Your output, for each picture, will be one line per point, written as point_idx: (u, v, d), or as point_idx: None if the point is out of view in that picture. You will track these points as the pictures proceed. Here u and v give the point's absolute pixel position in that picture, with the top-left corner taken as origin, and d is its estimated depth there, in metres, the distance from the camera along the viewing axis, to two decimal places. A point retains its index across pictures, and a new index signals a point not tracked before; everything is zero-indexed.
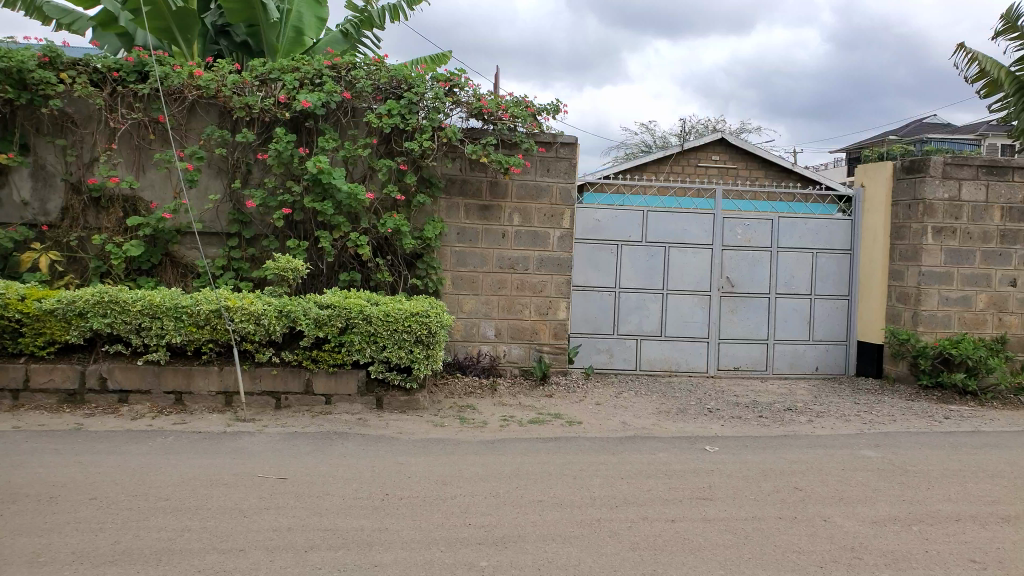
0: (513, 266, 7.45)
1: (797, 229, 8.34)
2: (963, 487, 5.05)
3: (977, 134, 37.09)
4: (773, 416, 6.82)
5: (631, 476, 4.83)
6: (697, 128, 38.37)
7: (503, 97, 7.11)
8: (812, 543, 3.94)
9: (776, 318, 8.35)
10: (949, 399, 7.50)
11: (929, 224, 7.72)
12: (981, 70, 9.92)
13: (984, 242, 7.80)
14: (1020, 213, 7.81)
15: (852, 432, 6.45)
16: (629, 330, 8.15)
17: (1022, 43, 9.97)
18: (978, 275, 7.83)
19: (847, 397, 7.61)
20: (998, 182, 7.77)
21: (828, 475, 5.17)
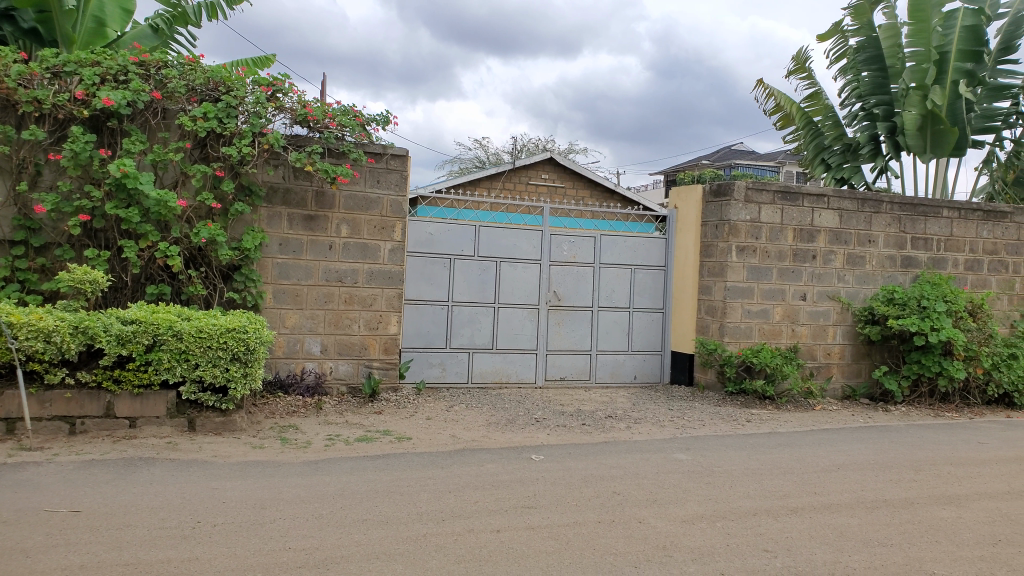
0: (341, 279, 7.28)
1: (617, 246, 8.80)
2: (760, 484, 5.52)
3: (777, 162, 40.93)
4: (595, 424, 7.11)
5: (458, 489, 4.84)
6: (528, 147, 39.51)
7: (330, 105, 6.97)
8: (628, 544, 4.13)
9: (599, 330, 8.74)
10: (751, 403, 8.18)
11: (734, 243, 8.38)
12: (775, 105, 10.98)
13: (781, 260, 8.58)
14: (810, 234, 8.68)
15: (666, 437, 6.86)
16: (461, 343, 8.19)
17: (809, 82, 11.15)
18: (775, 290, 8.59)
19: (663, 404, 8.09)
20: (790, 207, 8.58)
21: (644, 479, 5.46)
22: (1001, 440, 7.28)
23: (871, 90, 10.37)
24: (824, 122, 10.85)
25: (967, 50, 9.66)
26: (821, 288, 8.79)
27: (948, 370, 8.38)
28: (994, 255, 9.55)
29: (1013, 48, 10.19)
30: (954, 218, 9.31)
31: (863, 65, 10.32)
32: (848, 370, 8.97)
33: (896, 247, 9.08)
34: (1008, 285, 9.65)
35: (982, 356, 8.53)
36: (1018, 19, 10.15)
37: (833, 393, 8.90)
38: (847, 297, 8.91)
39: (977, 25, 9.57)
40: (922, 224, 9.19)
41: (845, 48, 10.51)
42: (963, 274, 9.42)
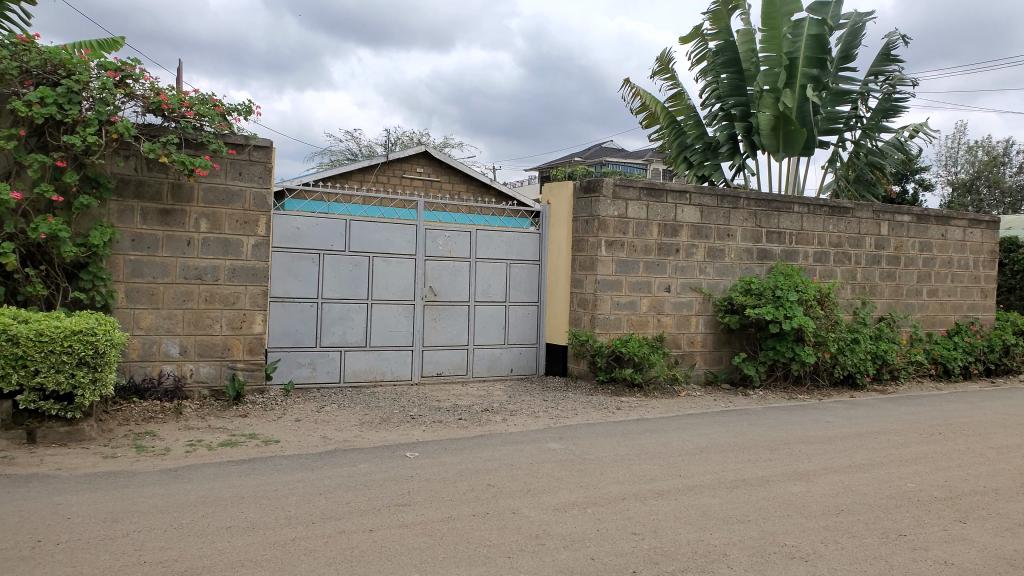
0: (201, 277, 6.93)
1: (492, 241, 8.88)
2: (629, 469, 5.72)
3: (645, 159, 42.48)
4: (470, 418, 7.13)
5: (329, 491, 4.73)
6: (403, 141, 39.08)
7: (186, 94, 6.61)
8: (501, 535, 4.17)
9: (474, 324, 8.77)
10: (621, 391, 8.46)
11: (603, 238, 8.62)
12: (641, 104, 11.38)
13: (647, 254, 8.90)
14: (673, 229, 9.06)
15: (540, 428, 6.97)
16: (333, 341, 8.00)
17: (673, 83, 11.64)
18: (642, 283, 8.91)
19: (537, 396, 8.23)
20: (655, 203, 8.91)
21: (518, 470, 5.53)
22: (844, 419, 7.90)
23: (729, 92, 10.95)
24: (687, 122, 11.36)
25: (813, 57, 10.39)
26: (685, 280, 9.21)
27: (800, 355, 9.01)
28: (838, 247, 10.33)
29: (852, 56, 11.03)
30: (803, 214, 10.00)
31: (722, 68, 10.87)
32: (711, 357, 9.44)
33: (753, 240, 9.65)
34: (850, 275, 10.47)
35: (829, 341, 9.24)
36: (856, 30, 11.02)
37: (697, 379, 9.35)
38: (709, 288, 9.38)
39: (821, 34, 10.34)
40: (776, 219, 9.80)
41: (705, 52, 11.05)
42: (812, 266, 10.14)
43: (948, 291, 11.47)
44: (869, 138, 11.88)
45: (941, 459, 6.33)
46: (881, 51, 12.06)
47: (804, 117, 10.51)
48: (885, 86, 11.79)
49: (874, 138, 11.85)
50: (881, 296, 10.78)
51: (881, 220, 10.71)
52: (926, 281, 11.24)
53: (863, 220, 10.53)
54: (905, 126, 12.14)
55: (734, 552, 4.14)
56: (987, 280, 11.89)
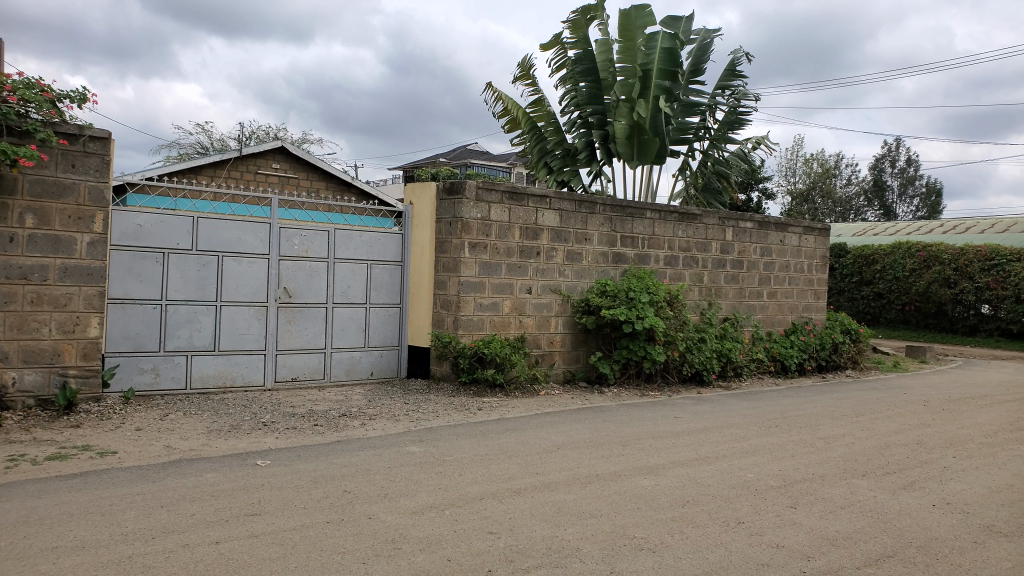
0: (26, 276, 6.38)
1: (352, 241, 8.72)
2: (486, 469, 5.79)
3: (508, 162, 43.09)
4: (327, 424, 6.96)
5: (173, 503, 4.48)
6: (259, 134, 37.58)
7: (9, 77, 6.06)
8: (356, 541, 4.11)
9: (333, 327, 8.57)
10: (483, 392, 8.54)
11: (466, 240, 8.66)
12: (503, 109, 11.54)
13: (509, 256, 9.03)
14: (534, 232, 9.26)
15: (400, 431, 6.91)
16: (177, 345, 7.57)
17: (533, 89, 11.89)
18: (504, 284, 9.02)
19: (398, 398, 8.16)
20: (517, 206, 9.06)
21: (375, 474, 5.47)
22: (691, 414, 8.37)
23: (587, 100, 11.31)
24: (548, 127, 11.64)
25: (665, 69, 10.95)
26: (545, 282, 9.42)
27: (651, 354, 9.44)
28: (687, 252, 10.93)
29: (701, 71, 11.69)
30: (655, 219, 10.50)
31: (581, 76, 11.21)
32: (569, 356, 9.71)
33: (608, 244, 10.02)
34: (698, 277, 11.10)
35: (678, 340, 9.76)
36: (703, 46, 11.71)
37: (556, 378, 9.59)
38: (567, 290, 9.65)
39: (673, 48, 10.92)
40: (630, 224, 10.24)
41: (565, 60, 11.37)
42: (663, 269, 10.66)
43: (785, 293, 12.39)
44: (715, 149, 12.64)
45: (777, 450, 6.84)
46: (726, 67, 12.88)
47: (657, 127, 11.03)
48: (730, 100, 12.59)
49: (720, 149, 12.62)
50: (726, 298, 11.50)
51: (726, 226, 11.43)
52: (766, 284, 12.09)
53: (710, 226, 11.19)
54: (748, 139, 13.02)
55: (587, 546, 4.29)
56: (819, 283, 12.95)
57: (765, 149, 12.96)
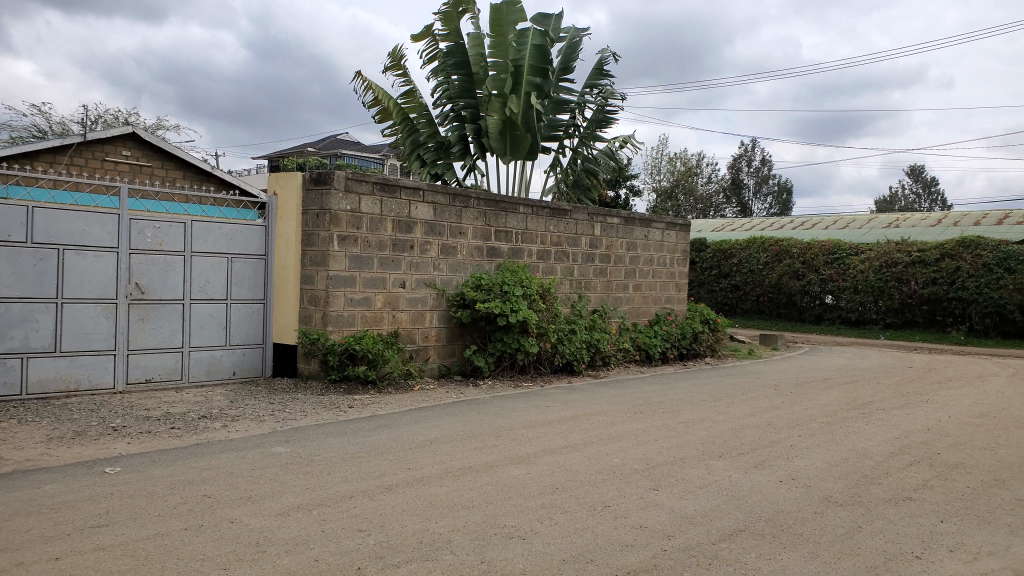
0: None
1: (210, 234, 8.32)
2: (356, 467, 5.69)
3: (380, 153, 42.47)
4: (185, 427, 6.61)
5: (6, 519, 4.12)
6: (109, 118, 35.14)
7: None
8: (216, 546, 3.93)
9: (190, 324, 8.15)
10: (354, 389, 8.36)
11: (335, 233, 8.44)
12: (374, 99, 11.33)
13: (381, 250, 8.90)
14: (406, 225, 9.16)
15: (265, 432, 6.66)
16: (11, 347, 6.96)
17: (404, 80, 11.76)
18: (376, 279, 8.87)
19: (262, 399, 7.86)
20: (388, 198, 8.93)
21: (237, 477, 5.24)
22: (563, 403, 8.57)
23: (459, 94, 11.31)
24: (420, 119, 11.53)
25: (537, 66, 11.13)
26: (419, 276, 9.34)
27: (524, 346, 9.59)
28: (558, 246, 11.16)
29: (571, 69, 11.95)
30: (528, 214, 10.65)
31: (452, 69, 11.19)
32: (443, 351, 9.68)
33: (482, 238, 10.07)
34: (568, 271, 11.36)
35: (550, 332, 9.96)
36: (573, 44, 11.98)
37: (430, 373, 9.54)
38: (442, 284, 9.62)
39: (544, 45, 11.14)
40: (503, 219, 10.33)
41: (436, 51, 11.31)
42: (536, 263, 10.84)
43: (650, 286, 12.91)
44: (585, 146, 12.97)
45: (642, 435, 7.12)
46: (595, 66, 13.24)
47: (528, 122, 11.18)
48: (598, 98, 12.96)
49: (589, 146, 12.95)
50: (594, 291, 11.84)
51: (595, 222, 11.75)
52: (632, 277, 12.55)
53: (579, 222, 11.47)
54: (616, 137, 13.45)
55: (458, 538, 4.30)
56: (681, 276, 13.58)
57: (631, 147, 13.43)
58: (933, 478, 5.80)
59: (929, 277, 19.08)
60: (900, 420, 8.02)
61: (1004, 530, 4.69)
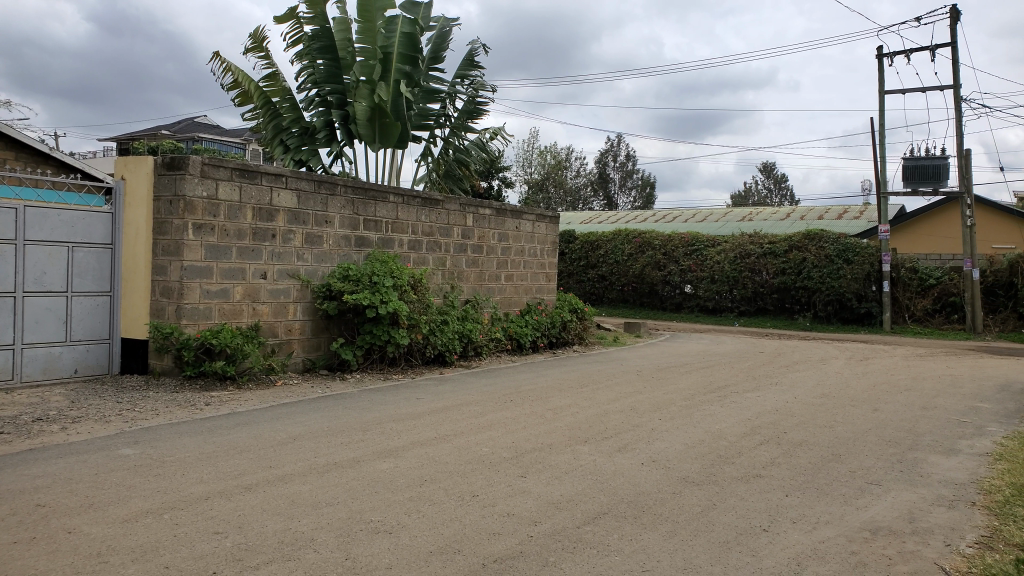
0: None
1: (47, 220, 7.66)
2: (213, 467, 5.41)
3: (242, 137, 40.63)
4: (18, 431, 6.05)
5: None
6: None
7: None
8: (52, 560, 3.63)
9: (25, 319, 7.48)
10: (212, 385, 7.95)
11: (190, 221, 7.98)
12: (233, 81, 10.77)
13: (240, 239, 8.49)
14: (268, 213, 8.78)
15: (111, 433, 6.21)
16: None
17: (266, 63, 11.27)
18: (234, 269, 8.46)
19: (109, 398, 7.32)
20: (248, 185, 8.52)
21: (78, 483, 4.86)
22: (434, 395, 8.51)
23: (325, 79, 10.94)
24: (282, 104, 11.07)
25: (406, 53, 10.95)
26: (282, 267, 8.99)
27: (394, 338, 9.43)
28: (429, 236, 11.06)
29: (440, 58, 11.84)
30: (397, 204, 10.48)
31: (318, 53, 10.81)
32: (308, 344, 9.37)
33: (350, 228, 9.81)
34: (440, 261, 11.28)
35: (421, 323, 9.84)
36: (443, 33, 11.87)
37: (295, 367, 9.22)
38: (306, 275, 9.30)
39: (413, 33, 10.93)
40: (372, 207, 10.11)
41: (301, 35, 10.90)
42: (406, 253, 10.70)
43: (520, 276, 13.04)
44: (455, 136, 12.92)
45: (511, 423, 7.19)
46: (465, 56, 13.20)
47: (397, 110, 11.00)
48: (469, 89, 12.93)
49: (460, 136, 12.92)
50: (466, 281, 11.83)
51: (466, 212, 11.73)
52: (503, 267, 12.63)
53: (450, 212, 11.40)
54: (486, 128, 13.47)
55: (321, 535, 4.17)
56: (551, 267, 13.81)
57: (502, 139, 13.51)
58: (780, 455, 6.20)
59: (778, 267, 20.49)
60: (751, 402, 8.53)
61: (839, 500, 5.09)
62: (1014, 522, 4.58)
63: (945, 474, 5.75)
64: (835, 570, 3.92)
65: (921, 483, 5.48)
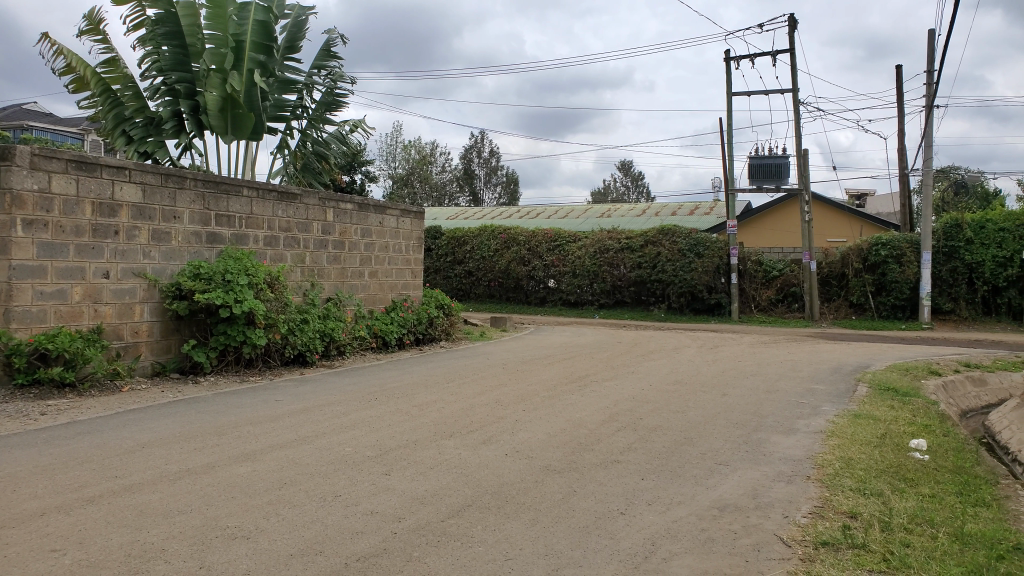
0: None
1: None
2: (51, 480, 5.01)
3: (80, 128, 37.64)
4: None
5: None
6: None
7: None
8: None
9: None
10: (48, 394, 7.35)
11: (19, 216, 7.35)
12: (66, 65, 9.96)
13: (78, 236, 7.89)
14: (110, 208, 8.22)
15: None
16: None
17: (105, 47, 10.51)
18: (72, 269, 7.85)
19: None
20: (87, 178, 7.96)
21: None
22: (294, 396, 8.27)
23: (173, 66, 10.29)
24: (124, 91, 10.35)
25: (260, 42, 10.55)
26: (126, 265, 8.42)
27: (251, 338, 9.08)
28: (287, 232, 10.71)
29: (297, 48, 11.49)
30: (252, 198, 10.08)
31: (162, 39, 10.20)
32: (156, 347, 8.83)
33: (201, 224, 9.33)
34: (299, 258, 10.95)
35: (279, 322, 9.52)
36: (298, 23, 11.51)
37: (142, 372, 8.66)
38: (153, 274, 8.74)
39: (267, 22, 10.59)
40: (224, 202, 9.66)
41: (144, 19, 10.26)
42: (262, 250, 10.31)
43: (385, 273, 12.86)
44: (314, 128, 12.58)
45: (375, 422, 7.10)
46: (322, 47, 12.86)
47: (251, 101, 10.59)
48: (327, 81, 12.61)
49: (318, 129, 12.58)
50: (327, 278, 11.54)
51: (326, 207, 11.43)
52: (366, 264, 12.41)
53: (309, 206, 11.09)
54: (346, 121, 13.19)
55: (173, 545, 3.97)
56: (416, 263, 13.69)
57: (363, 132, 13.28)
58: (636, 441, 6.50)
59: (635, 261, 21.41)
60: (609, 391, 8.87)
61: (690, 480, 5.41)
62: (840, 492, 5.04)
63: (783, 452, 6.23)
64: (685, 547, 4.17)
65: (763, 461, 5.92)
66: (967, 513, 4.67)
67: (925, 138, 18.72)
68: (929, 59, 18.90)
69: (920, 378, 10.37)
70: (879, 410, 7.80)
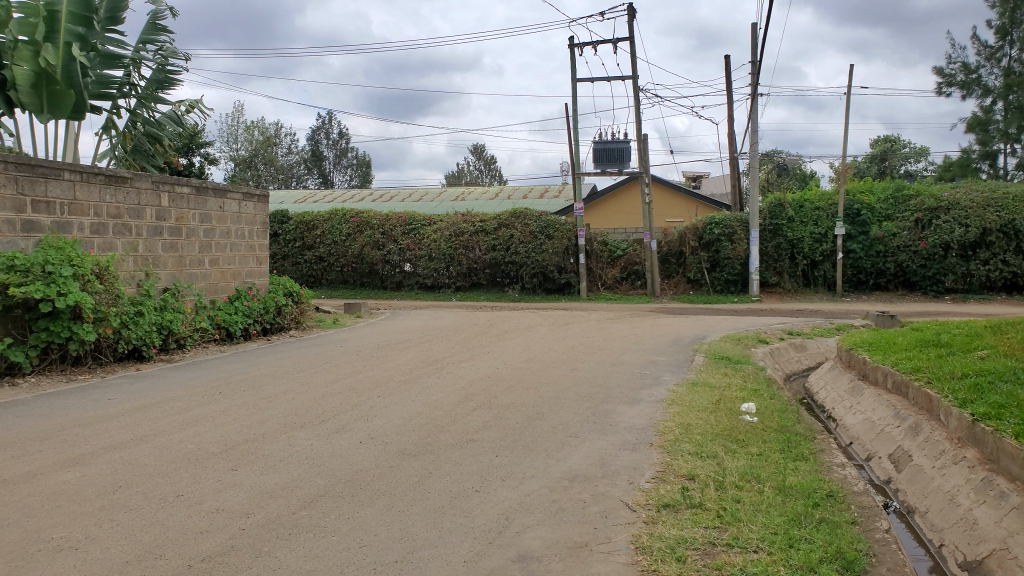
0: None
1: None
2: None
3: None
4: None
5: None
6: None
7: None
8: None
9: None
10: None
11: None
12: None
13: None
14: None
15: None
16: None
17: None
18: None
19: None
20: None
21: None
22: (130, 393, 7.71)
23: None
24: None
25: (77, 13, 9.74)
26: None
27: (78, 334, 8.43)
28: (116, 219, 9.91)
29: (120, 20, 10.62)
30: (75, 182, 9.26)
31: None
32: None
33: (14, 210, 8.44)
34: (131, 247, 10.16)
35: (110, 316, 8.84)
36: None
37: None
38: None
39: None
40: (41, 186, 8.81)
41: None
42: (88, 238, 9.48)
43: (227, 260, 12.19)
44: (144, 108, 11.70)
45: (220, 416, 6.75)
46: (149, 19, 11.95)
47: (70, 77, 9.69)
48: (158, 57, 11.75)
49: (150, 108, 11.71)
50: (163, 267, 10.79)
51: (160, 191, 10.67)
52: (206, 251, 11.72)
53: (141, 190, 10.32)
54: (181, 101, 12.37)
55: None
56: (262, 249, 13.07)
57: (200, 112, 12.51)
58: (490, 419, 6.57)
59: (489, 244, 21.62)
60: (465, 372, 8.93)
61: (542, 454, 5.54)
62: (680, 456, 5.35)
63: (629, 421, 6.52)
64: (537, 519, 4.27)
65: (610, 432, 6.17)
66: (789, 467, 5.10)
67: (750, 123, 20.07)
68: (753, 50, 20.23)
69: (749, 346, 11.18)
70: (714, 378, 8.34)
